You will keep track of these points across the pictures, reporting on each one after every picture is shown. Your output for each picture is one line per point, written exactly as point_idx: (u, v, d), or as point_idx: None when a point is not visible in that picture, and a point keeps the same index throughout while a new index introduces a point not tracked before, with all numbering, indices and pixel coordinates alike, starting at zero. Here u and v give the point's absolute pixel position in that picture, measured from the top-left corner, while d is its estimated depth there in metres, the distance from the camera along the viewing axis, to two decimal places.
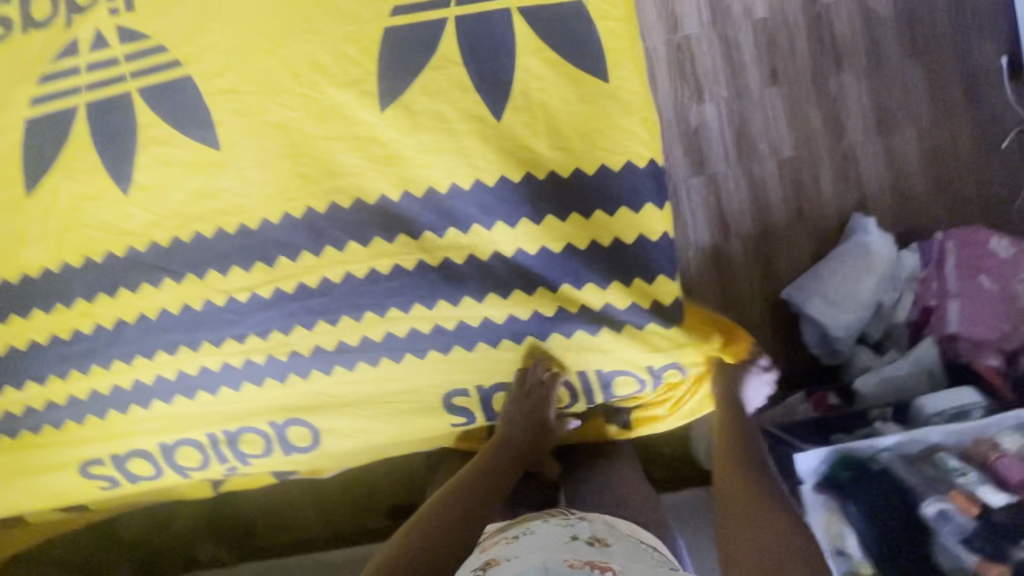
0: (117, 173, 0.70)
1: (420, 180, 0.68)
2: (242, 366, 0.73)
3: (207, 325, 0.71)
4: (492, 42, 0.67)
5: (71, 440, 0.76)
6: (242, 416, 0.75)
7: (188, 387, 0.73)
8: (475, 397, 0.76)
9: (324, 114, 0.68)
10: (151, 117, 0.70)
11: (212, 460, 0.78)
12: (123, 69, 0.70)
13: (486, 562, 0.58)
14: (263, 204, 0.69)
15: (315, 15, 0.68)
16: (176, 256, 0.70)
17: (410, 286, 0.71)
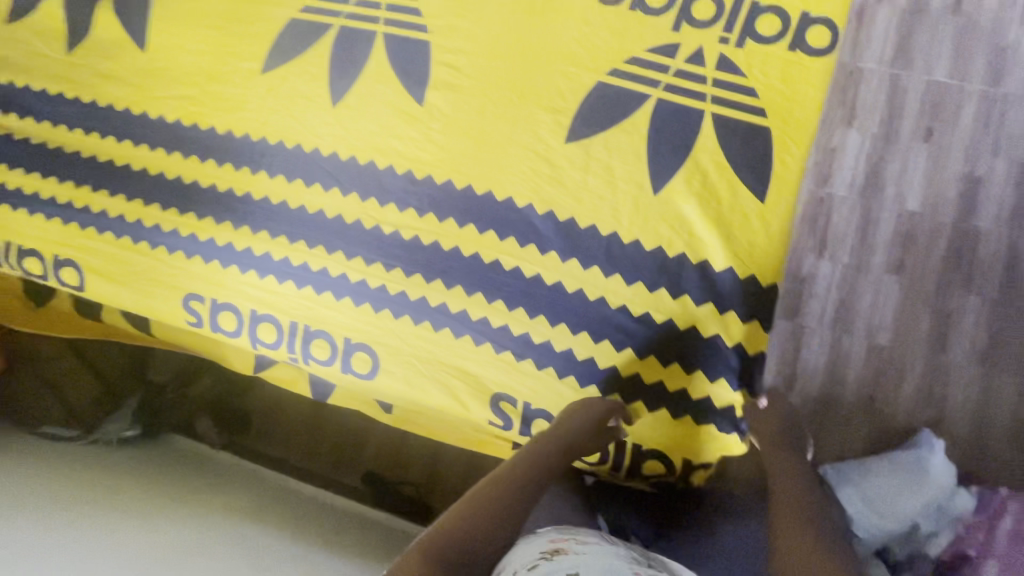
0: (337, 89, 0.84)
1: (569, 205, 0.76)
2: (353, 283, 0.80)
3: (344, 237, 0.81)
4: (677, 125, 0.75)
5: (181, 271, 0.85)
6: (326, 322, 0.81)
7: (300, 276, 0.81)
8: (520, 410, 0.78)
9: (518, 117, 0.79)
10: (383, 59, 0.83)
11: (283, 345, 0.84)
12: (380, 15, 0.84)
13: (553, 549, 0.57)
14: (431, 165, 0.80)
15: (547, 41, 0.80)
16: (350, 172, 0.82)
17: (519, 287, 0.76)
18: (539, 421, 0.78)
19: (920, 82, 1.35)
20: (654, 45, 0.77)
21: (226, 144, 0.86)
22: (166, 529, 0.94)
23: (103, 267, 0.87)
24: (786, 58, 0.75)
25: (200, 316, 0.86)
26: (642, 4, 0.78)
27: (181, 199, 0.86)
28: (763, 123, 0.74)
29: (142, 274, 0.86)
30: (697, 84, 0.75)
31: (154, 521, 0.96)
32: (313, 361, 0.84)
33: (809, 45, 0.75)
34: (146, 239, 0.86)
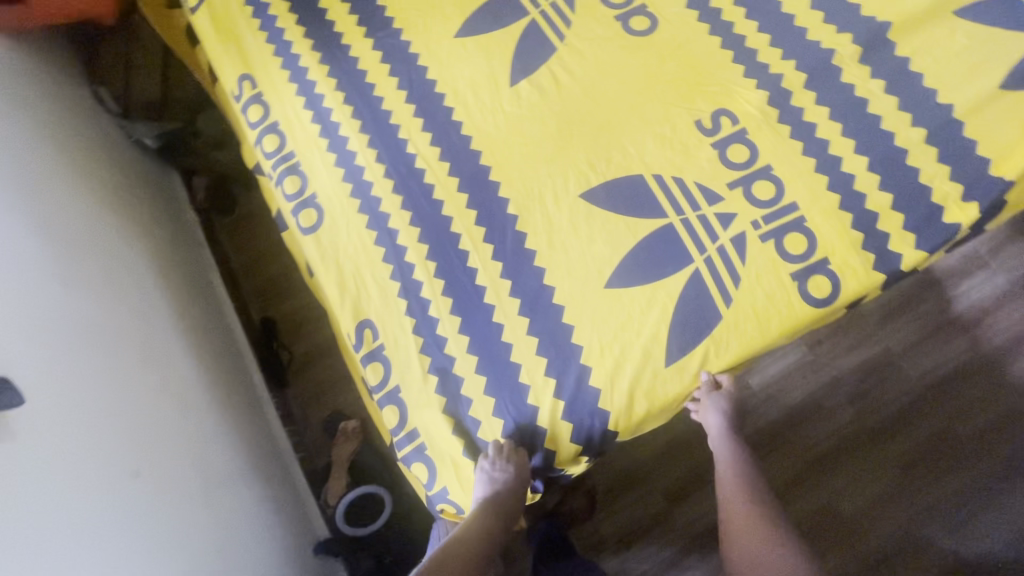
0: (468, 28, 0.93)
1: (537, 239, 0.81)
2: (354, 163, 0.89)
3: (378, 127, 0.90)
4: (665, 254, 0.78)
5: (260, 56, 0.96)
6: (312, 171, 0.90)
7: (327, 128, 0.91)
8: (372, 344, 0.84)
9: (563, 151, 0.85)
10: (516, 36, 0.92)
11: (271, 161, 0.93)
12: (543, 6, 0.93)
13: None
14: (476, 131, 0.87)
15: (633, 119, 0.86)
16: (422, 89, 0.91)
17: (451, 263, 0.82)
18: (376, 365, 0.83)
19: (928, 425, 1.32)
20: (702, 186, 0.81)
21: (366, 1, 0.97)
22: (72, 238, 1.03)
23: (217, 9, 1.00)
24: (787, 280, 0.76)
25: (241, 96, 0.96)
26: (722, 151, 0.82)
27: (307, 12, 0.97)
28: (726, 309, 0.76)
29: (237, 35, 0.98)
30: (707, 240, 0.78)
31: (61, 195, 1.06)
32: (279, 188, 0.92)
33: (811, 285, 0.76)
34: (261, 17, 0.98)
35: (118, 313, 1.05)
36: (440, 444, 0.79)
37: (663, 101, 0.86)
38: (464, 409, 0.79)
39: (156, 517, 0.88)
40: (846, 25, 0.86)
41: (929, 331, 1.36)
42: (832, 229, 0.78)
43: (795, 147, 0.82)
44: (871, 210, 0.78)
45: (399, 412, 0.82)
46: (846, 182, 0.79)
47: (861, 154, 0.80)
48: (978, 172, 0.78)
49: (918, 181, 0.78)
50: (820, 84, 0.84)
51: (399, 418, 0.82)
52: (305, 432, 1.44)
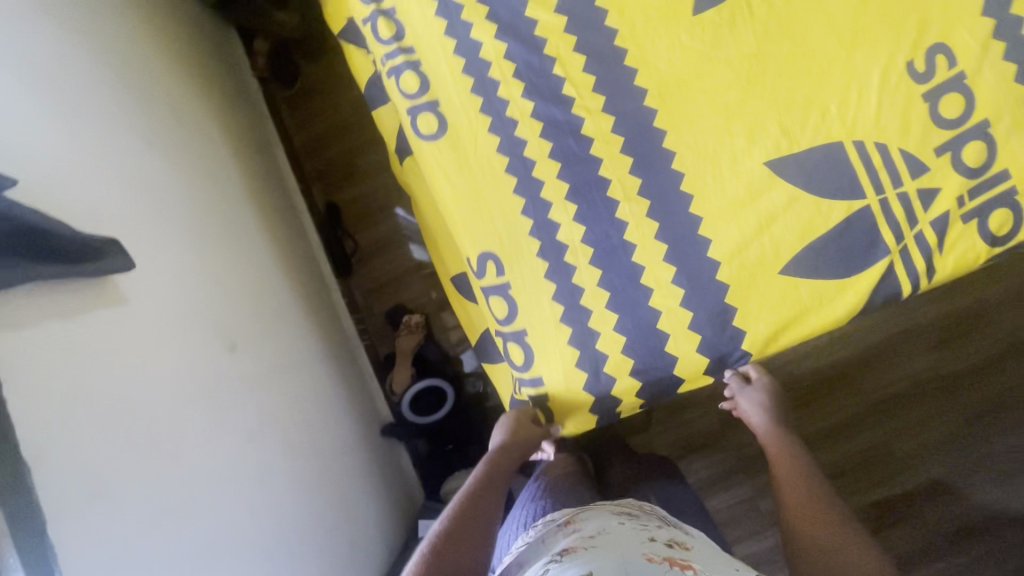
0: None
1: (680, 151, 0.73)
2: (473, 44, 0.79)
3: (504, 6, 0.78)
4: (828, 179, 0.70)
5: None
6: (428, 54, 0.81)
7: (444, 2, 0.80)
8: (496, 278, 0.78)
9: (721, 51, 0.73)
10: None
11: (379, 40, 0.82)
12: None
13: (566, 547, 0.66)
14: (618, 15, 0.76)
15: (811, 14, 0.72)
16: None
17: (580, 167, 0.76)
18: (496, 298, 0.79)
19: (1002, 382, 1.29)
20: (887, 109, 0.70)
21: None
22: (156, 101, 0.95)
23: None
24: (965, 203, 0.68)
25: None
26: (912, 62, 0.70)
27: None
28: (891, 249, 0.69)
29: None
30: (874, 148, 0.70)
31: (136, 36, 0.96)
32: (388, 74, 0.82)
33: (993, 219, 0.68)
34: None
35: (199, 178, 1.00)
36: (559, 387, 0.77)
37: None
38: (581, 324, 0.75)
39: (251, 385, 0.89)
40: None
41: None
42: None
43: (1004, 64, 0.69)
44: None
45: (520, 346, 0.78)
46: None
47: None
48: None
49: None
50: None
51: (520, 350, 0.78)
52: (368, 320, 1.45)
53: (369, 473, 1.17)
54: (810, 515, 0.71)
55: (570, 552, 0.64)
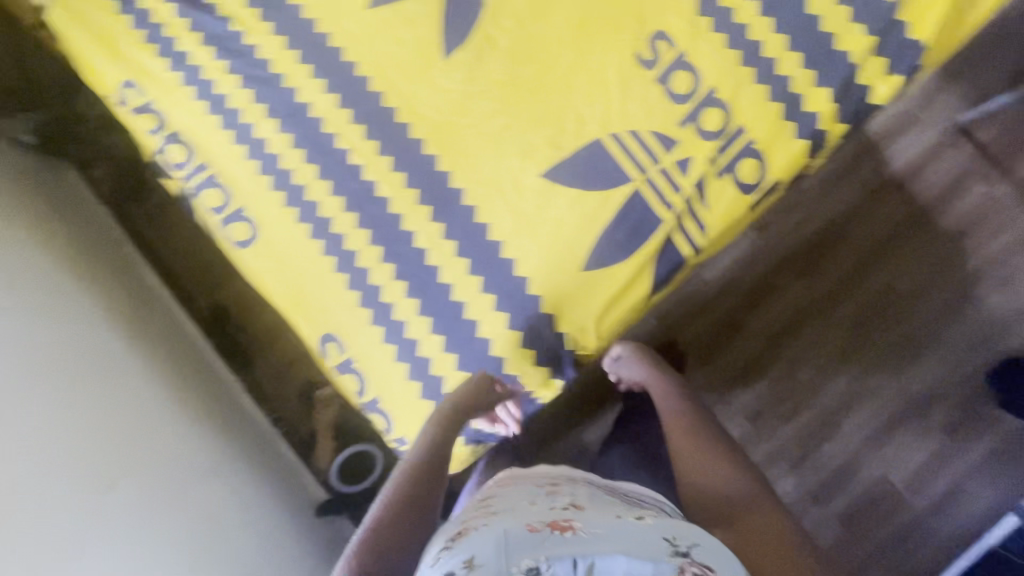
0: None
1: (466, 186, 0.78)
2: (257, 138, 0.82)
3: (276, 97, 0.82)
4: (599, 175, 0.77)
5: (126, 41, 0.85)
6: (218, 158, 0.83)
7: (220, 107, 0.83)
8: (341, 357, 0.80)
9: (477, 87, 0.79)
10: None
11: (170, 158, 0.85)
12: None
13: (459, 529, 0.62)
14: (378, 79, 0.81)
15: (545, 35, 0.79)
16: (314, 46, 0.82)
17: (383, 225, 0.79)
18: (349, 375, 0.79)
19: (873, 283, 1.39)
20: (630, 100, 0.77)
21: None
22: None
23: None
24: (717, 161, 0.75)
25: (121, 93, 0.87)
26: (639, 53, 0.78)
27: None
28: (667, 217, 0.75)
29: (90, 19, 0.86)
30: (628, 137, 0.77)
31: None
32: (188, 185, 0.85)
33: (743, 169, 0.75)
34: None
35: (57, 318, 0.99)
36: None
37: (571, 7, 0.79)
38: (425, 373, 0.77)
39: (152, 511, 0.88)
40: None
41: (866, 197, 1.39)
42: (759, 116, 0.75)
43: (715, 36, 0.77)
44: (800, 91, 0.75)
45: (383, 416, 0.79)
46: (771, 66, 0.75)
47: (780, 30, 0.76)
48: (897, 30, 0.75)
49: (836, 48, 0.75)
50: None
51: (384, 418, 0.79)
52: (284, 405, 1.43)
53: (310, 561, 1.15)
54: (697, 457, 0.85)
55: (461, 533, 0.61)
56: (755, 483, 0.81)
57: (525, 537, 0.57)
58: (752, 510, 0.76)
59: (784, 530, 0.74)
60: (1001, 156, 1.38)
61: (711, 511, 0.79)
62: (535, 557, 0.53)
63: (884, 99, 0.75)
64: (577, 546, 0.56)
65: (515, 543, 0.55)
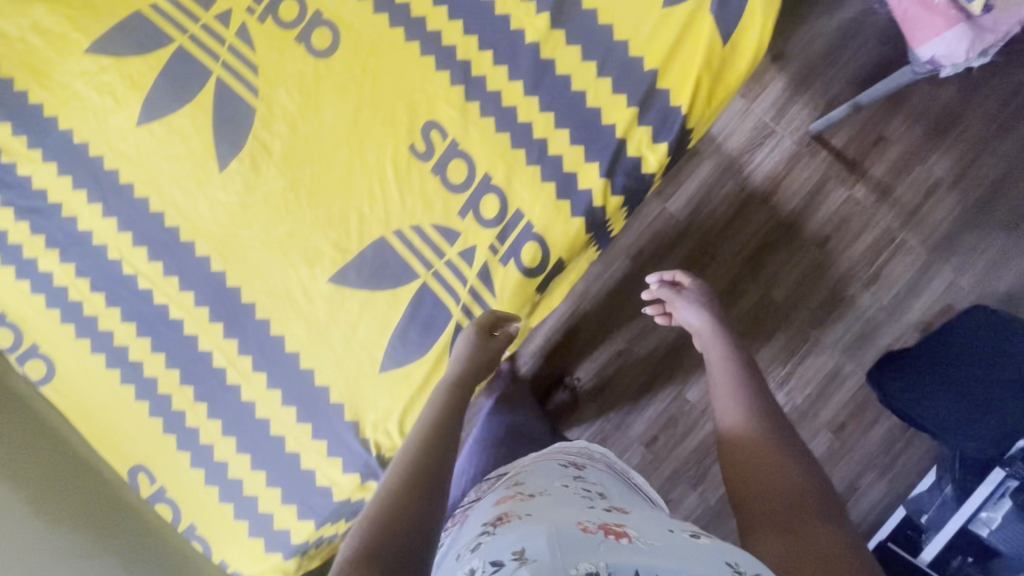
0: (113, 84, 0.80)
1: (257, 298, 0.77)
2: (42, 272, 0.80)
3: (55, 227, 0.80)
4: (386, 273, 0.76)
5: None
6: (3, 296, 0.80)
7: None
8: (153, 488, 0.78)
9: (258, 196, 0.78)
10: (169, 78, 0.80)
11: None
12: (190, 29, 0.80)
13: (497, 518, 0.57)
14: (158, 197, 0.79)
15: (319, 135, 0.78)
16: (88, 170, 0.80)
17: (179, 347, 0.78)
18: (163, 504, 0.78)
19: (752, 295, 1.42)
20: (409, 194, 0.77)
21: None
22: None
23: None
24: (499, 249, 0.76)
25: None
26: (414, 145, 0.77)
27: None
28: (455, 309, 0.75)
29: None
30: (411, 233, 0.76)
31: None
32: None
33: (525, 254, 0.75)
34: None
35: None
36: (251, 563, 0.77)
37: (342, 106, 0.78)
38: (237, 494, 0.76)
39: None
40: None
41: (736, 210, 1.41)
42: (534, 198, 0.76)
43: (484, 121, 0.77)
44: (572, 169, 0.76)
45: (204, 541, 0.78)
46: (542, 147, 0.76)
47: (546, 110, 0.76)
48: (658, 99, 0.76)
49: (602, 123, 0.76)
50: (492, 40, 0.78)
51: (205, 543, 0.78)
52: None
53: None
54: (749, 430, 0.71)
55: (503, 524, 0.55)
56: (815, 475, 0.65)
57: (578, 537, 0.49)
58: (813, 505, 0.60)
59: (849, 539, 0.56)
60: (858, 158, 1.42)
61: (761, 504, 0.62)
62: (594, 560, 0.45)
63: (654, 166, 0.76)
64: (635, 552, 0.47)
65: (570, 540, 0.48)
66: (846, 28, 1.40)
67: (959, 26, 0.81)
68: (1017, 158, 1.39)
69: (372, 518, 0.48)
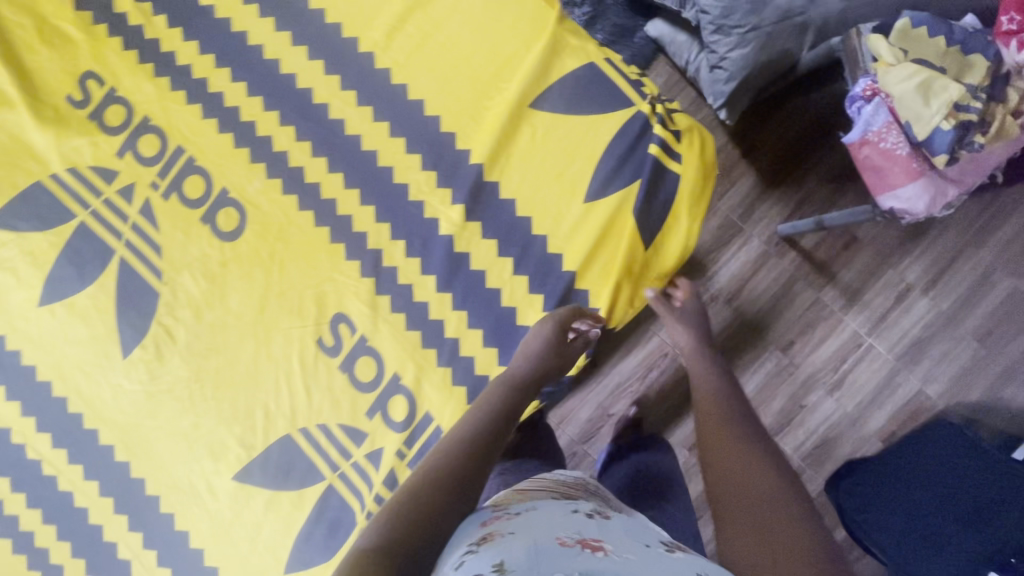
0: (13, 262, 0.76)
1: (161, 489, 0.75)
2: None
3: None
4: (292, 473, 0.74)
5: None
6: None
7: None
8: None
9: (163, 383, 0.75)
10: (70, 257, 0.76)
11: None
12: (93, 204, 0.76)
13: (482, 530, 0.49)
14: (61, 381, 0.77)
15: (226, 322, 0.75)
16: None
17: (83, 538, 0.76)
18: None
19: None
20: (316, 392, 0.74)
21: None
22: None
23: None
24: (407, 453, 0.73)
25: None
26: (323, 340, 0.74)
27: None
28: (360, 513, 0.73)
29: None
30: (317, 431, 0.74)
31: None
32: None
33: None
34: None
35: None
36: None
37: (249, 293, 0.75)
38: None
39: None
40: (412, 143, 0.74)
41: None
42: (444, 399, 0.73)
43: (394, 316, 0.73)
44: (486, 370, 0.73)
45: None
46: (454, 345, 0.73)
47: (459, 307, 0.73)
48: (577, 298, 0.72)
49: (518, 323, 0.73)
50: (404, 228, 0.74)
51: None
52: None
53: None
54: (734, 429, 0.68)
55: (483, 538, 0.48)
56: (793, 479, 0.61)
57: (554, 551, 0.43)
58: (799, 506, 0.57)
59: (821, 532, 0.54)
60: (826, 261, 1.37)
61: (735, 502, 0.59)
62: None
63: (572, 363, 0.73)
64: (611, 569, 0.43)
65: (548, 556, 0.43)
66: (821, 124, 1.32)
67: (919, 180, 0.91)
68: (992, 265, 1.33)
69: (390, 515, 0.48)
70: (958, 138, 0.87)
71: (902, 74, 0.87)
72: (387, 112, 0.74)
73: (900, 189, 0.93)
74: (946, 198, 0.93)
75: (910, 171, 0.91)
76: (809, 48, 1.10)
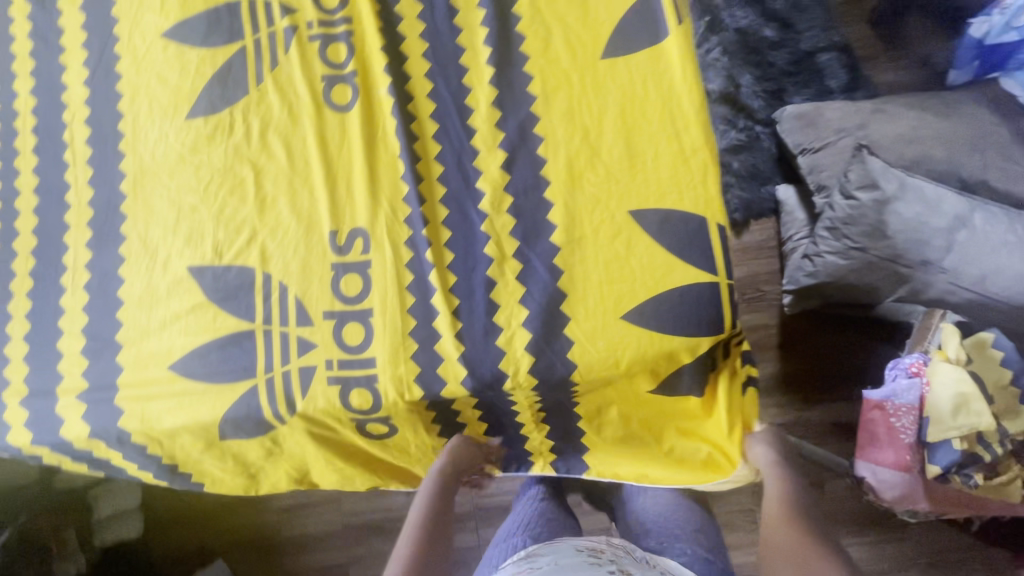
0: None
1: (131, 232, 0.81)
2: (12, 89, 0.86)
3: (47, 67, 0.86)
4: (232, 298, 0.78)
5: None
6: None
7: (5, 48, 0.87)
8: None
9: (198, 158, 0.81)
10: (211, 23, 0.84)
11: None
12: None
13: None
14: (130, 100, 0.84)
15: (277, 150, 0.81)
16: (103, 40, 0.85)
17: (51, 224, 0.83)
18: None
19: None
20: (298, 254, 0.78)
21: None
22: None
23: None
24: (330, 360, 0.75)
25: None
26: (337, 222, 0.78)
27: None
28: (261, 369, 0.76)
29: None
30: (276, 285, 0.77)
31: None
32: None
33: (354, 384, 0.75)
34: None
35: None
36: None
37: (311, 143, 0.80)
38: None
39: None
40: (514, 132, 0.78)
41: None
42: (389, 338, 0.75)
43: (401, 250, 0.77)
44: (437, 342, 0.74)
45: None
46: (427, 305, 0.75)
47: (454, 281, 0.76)
48: (556, 340, 0.73)
49: (496, 330, 0.74)
50: (462, 189, 0.78)
51: None
52: None
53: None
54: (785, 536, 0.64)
55: None
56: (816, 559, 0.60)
57: None
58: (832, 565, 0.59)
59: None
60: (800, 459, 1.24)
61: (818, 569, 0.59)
62: None
63: (516, 387, 0.74)
64: None
65: None
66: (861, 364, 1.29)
67: (901, 472, 0.90)
68: None
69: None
70: (960, 462, 0.85)
71: (947, 374, 0.87)
72: (514, 96, 0.79)
73: (881, 468, 0.92)
74: (913, 506, 0.91)
75: (899, 460, 0.90)
76: (894, 299, 1.10)
